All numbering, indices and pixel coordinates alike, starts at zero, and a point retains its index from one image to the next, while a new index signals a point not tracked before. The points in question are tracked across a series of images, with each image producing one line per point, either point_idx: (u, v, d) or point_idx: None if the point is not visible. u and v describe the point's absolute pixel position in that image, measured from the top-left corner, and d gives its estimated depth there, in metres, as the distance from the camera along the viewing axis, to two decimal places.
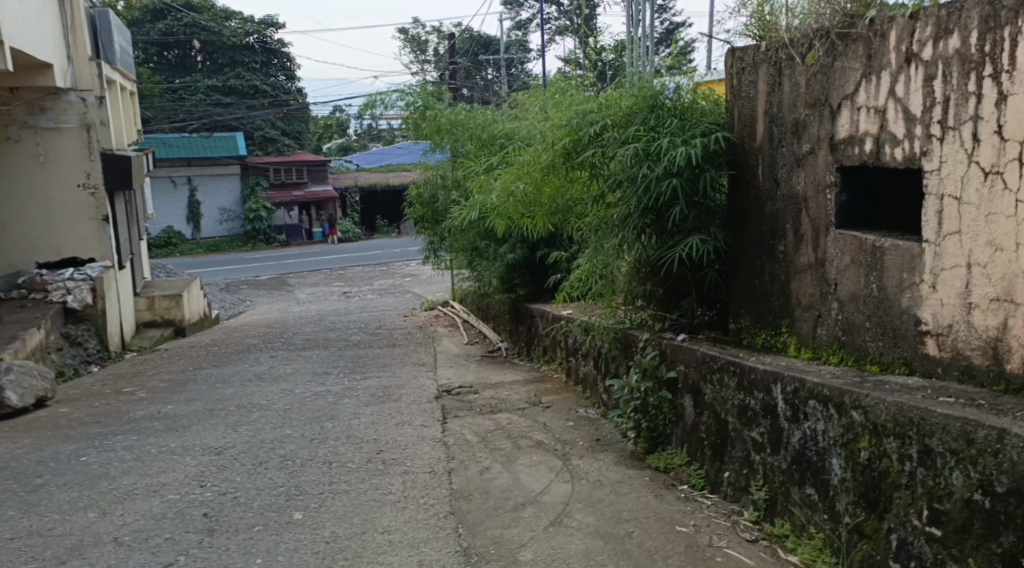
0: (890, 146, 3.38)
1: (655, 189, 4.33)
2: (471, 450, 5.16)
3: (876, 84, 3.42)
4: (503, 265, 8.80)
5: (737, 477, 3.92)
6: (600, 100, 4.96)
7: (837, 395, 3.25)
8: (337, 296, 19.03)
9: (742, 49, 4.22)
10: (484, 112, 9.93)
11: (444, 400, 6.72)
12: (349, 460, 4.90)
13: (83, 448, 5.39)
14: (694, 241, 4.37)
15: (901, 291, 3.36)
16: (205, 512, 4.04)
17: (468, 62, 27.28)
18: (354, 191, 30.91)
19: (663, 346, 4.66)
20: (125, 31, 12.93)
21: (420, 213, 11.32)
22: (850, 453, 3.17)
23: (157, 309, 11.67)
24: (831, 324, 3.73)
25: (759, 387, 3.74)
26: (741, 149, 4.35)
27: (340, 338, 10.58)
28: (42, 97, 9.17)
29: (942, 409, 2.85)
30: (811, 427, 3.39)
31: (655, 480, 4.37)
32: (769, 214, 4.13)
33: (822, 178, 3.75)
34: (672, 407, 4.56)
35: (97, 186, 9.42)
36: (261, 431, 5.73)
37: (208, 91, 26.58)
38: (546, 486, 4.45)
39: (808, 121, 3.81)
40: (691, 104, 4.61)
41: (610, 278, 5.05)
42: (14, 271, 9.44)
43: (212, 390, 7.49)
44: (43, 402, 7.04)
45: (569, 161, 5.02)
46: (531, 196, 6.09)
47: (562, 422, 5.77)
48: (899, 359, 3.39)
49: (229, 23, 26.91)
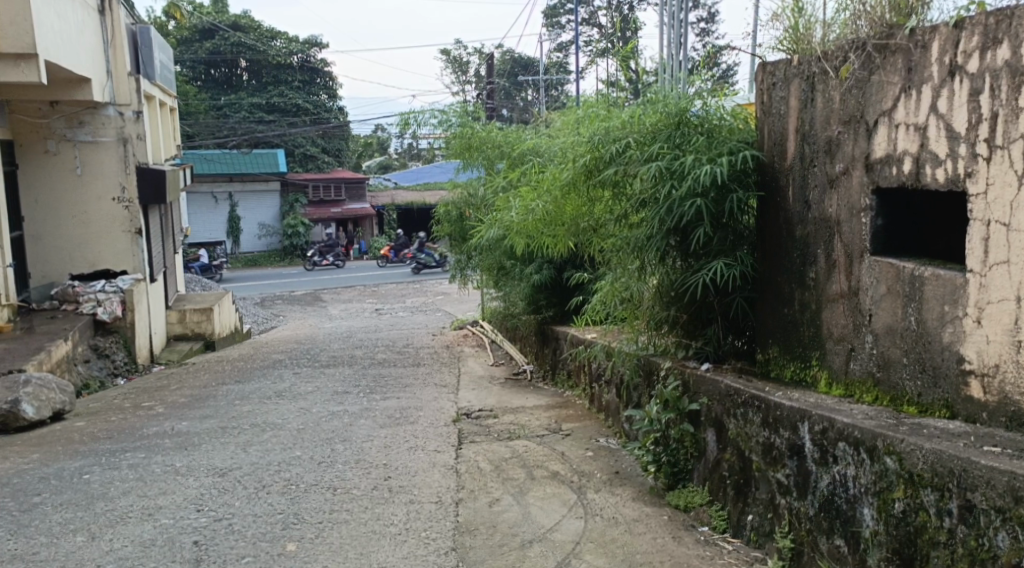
0: (931, 167, 3.11)
1: (679, 210, 4.09)
2: (482, 480, 4.92)
3: (916, 99, 3.16)
4: (529, 286, 8.57)
5: (762, 521, 3.65)
6: (624, 116, 4.73)
7: (870, 438, 2.96)
8: (369, 313, 18.92)
9: (773, 63, 3.97)
10: (518, 132, 9.89)
11: (462, 424, 6.51)
12: (355, 487, 4.69)
13: (89, 465, 5.28)
14: (719, 266, 4.13)
15: (941, 325, 3.07)
16: (196, 539, 3.86)
17: (508, 83, 27.27)
18: (390, 208, 30.83)
19: (685, 377, 4.38)
20: (166, 47, 13.11)
21: (448, 231, 11.23)
22: (883, 503, 2.89)
23: (187, 322, 11.66)
24: (864, 359, 3.45)
25: (785, 424, 3.46)
26: (772, 168, 4.09)
27: (366, 356, 10.42)
28: (81, 111, 9.19)
29: (986, 460, 2.56)
30: (841, 471, 3.11)
31: (674, 520, 4.11)
32: (799, 238, 3.86)
33: (857, 201, 3.48)
34: (695, 441, 4.28)
35: (131, 200, 9.44)
36: (271, 453, 5.56)
37: (252, 109, 27.01)
38: (557, 522, 4.20)
39: (841, 139, 3.55)
40: (721, 121, 4.40)
41: (632, 301, 4.80)
42: (48, 282, 9.42)
43: (229, 407, 7.35)
44: (59, 414, 6.96)
45: (591, 179, 4.80)
46: (552, 213, 5.88)
47: (580, 451, 5.52)
48: (939, 400, 3.09)
49: (274, 43, 27.33)
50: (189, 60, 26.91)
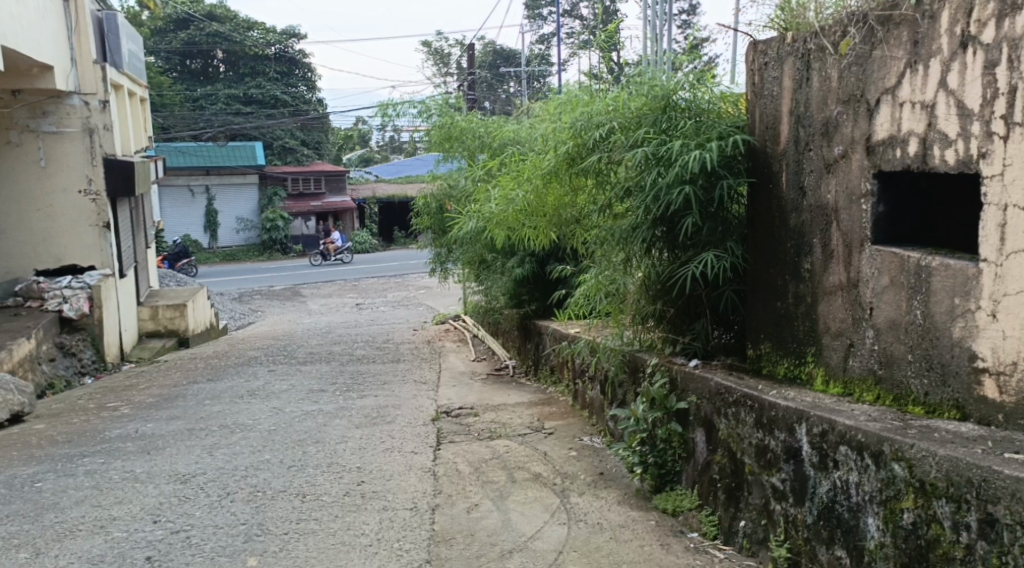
0: (940, 148, 2.89)
1: (666, 197, 3.86)
2: (460, 484, 4.68)
3: (923, 75, 2.94)
4: (511, 280, 8.34)
5: (755, 528, 3.43)
6: (607, 101, 4.49)
7: (874, 442, 2.75)
8: (349, 308, 18.61)
9: (765, 42, 3.75)
10: (498, 121, 9.62)
11: (442, 423, 6.27)
12: (324, 493, 4.45)
13: (43, 472, 5.00)
14: (709, 258, 3.90)
15: (951, 319, 2.86)
16: (149, 555, 3.71)
17: (490, 76, 26.94)
18: (371, 201, 30.43)
19: (673, 373, 4.16)
20: (135, 36, 12.72)
21: (427, 224, 11.03)
22: (891, 513, 2.68)
23: (160, 319, 11.32)
24: (864, 356, 3.24)
25: (781, 425, 3.24)
26: (763, 154, 3.86)
27: (344, 352, 10.13)
28: (44, 100, 8.83)
29: (1008, 468, 2.35)
30: (843, 477, 2.90)
31: (661, 525, 3.90)
32: (793, 227, 3.64)
33: (856, 186, 3.27)
34: (683, 442, 4.07)
35: (99, 192, 9.06)
36: (238, 456, 5.29)
37: (228, 101, 26.78)
38: (538, 529, 3.98)
39: (840, 120, 3.32)
40: (709, 106, 4.16)
41: (618, 295, 4.57)
42: (11, 278, 9.08)
43: (198, 407, 7.07)
44: (18, 417, 6.64)
45: (573, 168, 4.56)
46: (532, 204, 5.64)
47: (564, 451, 5.30)
48: (948, 400, 2.89)
49: (251, 34, 26.87)
50: (164, 51, 26.42)
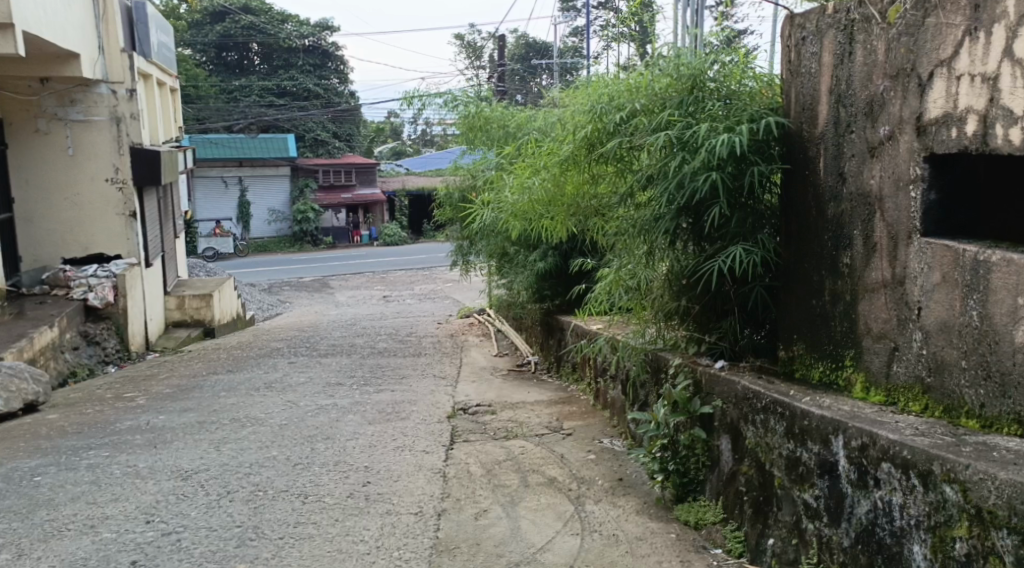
0: (1004, 126, 2.58)
1: (691, 185, 3.57)
2: (470, 487, 4.41)
3: (985, 44, 2.62)
4: (533, 275, 8.04)
5: (784, 548, 3.12)
6: (629, 82, 4.20)
7: (922, 460, 2.45)
8: (377, 300, 18.45)
9: (803, 14, 3.44)
10: (523, 111, 9.33)
11: (457, 421, 6.02)
12: (328, 494, 4.22)
13: (45, 465, 4.83)
14: (737, 251, 3.59)
15: (1013, 321, 2.54)
16: (134, 559, 3.50)
17: (523, 69, 26.61)
18: (400, 194, 30.28)
19: (697, 375, 3.86)
20: (165, 25, 12.62)
21: (449, 215, 10.82)
22: (941, 542, 2.38)
23: (187, 308, 11.19)
24: (911, 362, 2.93)
25: (814, 436, 2.94)
26: (798, 138, 3.55)
27: (365, 345, 9.92)
28: (72, 88, 8.66)
29: None
30: (884, 498, 2.59)
31: (682, 539, 3.61)
32: (831, 218, 3.32)
33: (903, 170, 2.94)
34: (707, 449, 3.77)
35: (125, 181, 8.89)
36: (244, 452, 5.07)
37: (262, 93, 26.74)
38: (549, 539, 3.71)
39: (887, 97, 3.00)
40: (741, 87, 3.85)
41: (640, 291, 4.28)
42: (39, 267, 8.93)
43: (212, 399, 6.89)
44: (32, 406, 6.49)
45: (592, 154, 4.26)
46: (550, 193, 5.36)
47: (582, 454, 5.01)
48: (1008, 413, 2.57)
49: (285, 26, 26.81)
50: (200, 42, 26.43)
